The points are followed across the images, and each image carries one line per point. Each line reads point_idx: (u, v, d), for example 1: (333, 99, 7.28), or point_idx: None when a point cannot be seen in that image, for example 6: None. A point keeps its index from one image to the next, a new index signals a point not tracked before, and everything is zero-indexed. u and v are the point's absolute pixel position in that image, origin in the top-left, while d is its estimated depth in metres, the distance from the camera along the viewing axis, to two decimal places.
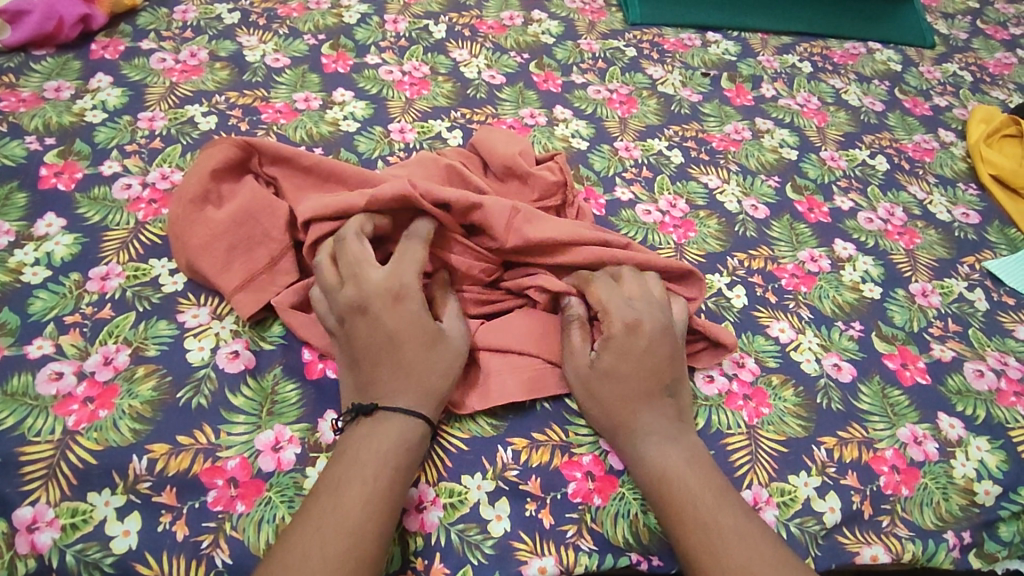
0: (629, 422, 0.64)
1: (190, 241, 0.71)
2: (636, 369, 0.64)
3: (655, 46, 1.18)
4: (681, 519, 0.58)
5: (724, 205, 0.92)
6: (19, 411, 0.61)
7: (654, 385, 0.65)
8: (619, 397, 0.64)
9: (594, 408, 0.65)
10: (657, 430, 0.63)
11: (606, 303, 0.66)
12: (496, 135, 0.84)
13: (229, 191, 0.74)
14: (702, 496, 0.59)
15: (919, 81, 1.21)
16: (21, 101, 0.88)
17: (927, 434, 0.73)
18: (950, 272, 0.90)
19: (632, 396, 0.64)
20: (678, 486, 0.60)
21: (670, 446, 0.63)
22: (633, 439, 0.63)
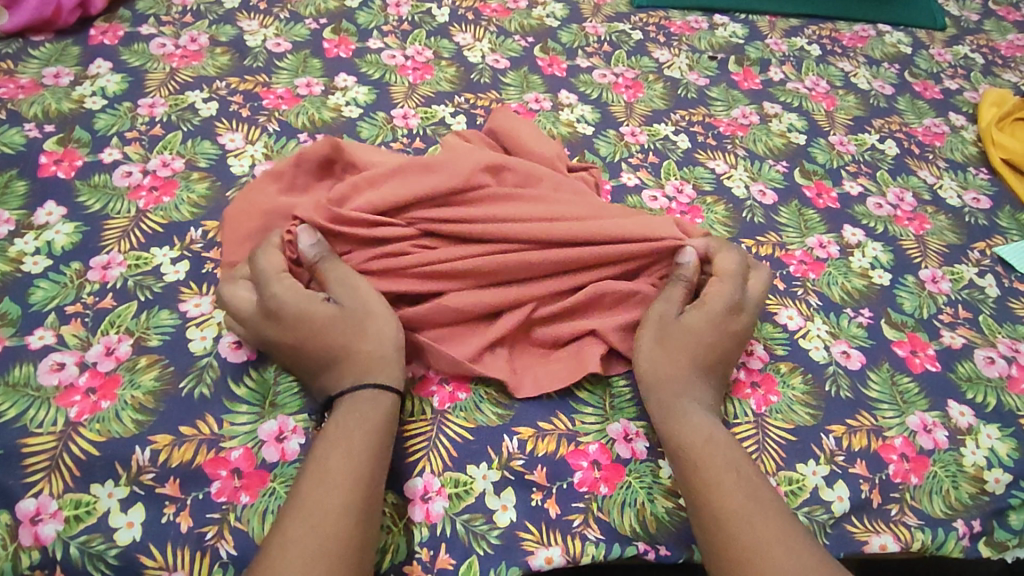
0: (680, 385, 0.64)
1: (239, 205, 0.73)
2: (714, 340, 0.66)
3: (661, 29, 1.16)
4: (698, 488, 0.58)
5: (732, 191, 0.91)
6: (21, 402, 0.61)
7: (716, 362, 0.66)
8: (679, 362, 0.65)
9: (649, 363, 0.65)
10: (705, 402, 0.64)
11: (728, 273, 0.69)
12: (524, 127, 0.82)
13: (302, 181, 0.75)
14: (735, 469, 0.58)
15: (930, 63, 1.19)
16: (20, 88, 0.87)
17: (937, 423, 0.72)
18: (960, 258, 0.89)
19: (692, 368, 0.65)
20: (714, 459, 0.59)
21: (712, 417, 0.63)
22: (679, 399, 0.63)
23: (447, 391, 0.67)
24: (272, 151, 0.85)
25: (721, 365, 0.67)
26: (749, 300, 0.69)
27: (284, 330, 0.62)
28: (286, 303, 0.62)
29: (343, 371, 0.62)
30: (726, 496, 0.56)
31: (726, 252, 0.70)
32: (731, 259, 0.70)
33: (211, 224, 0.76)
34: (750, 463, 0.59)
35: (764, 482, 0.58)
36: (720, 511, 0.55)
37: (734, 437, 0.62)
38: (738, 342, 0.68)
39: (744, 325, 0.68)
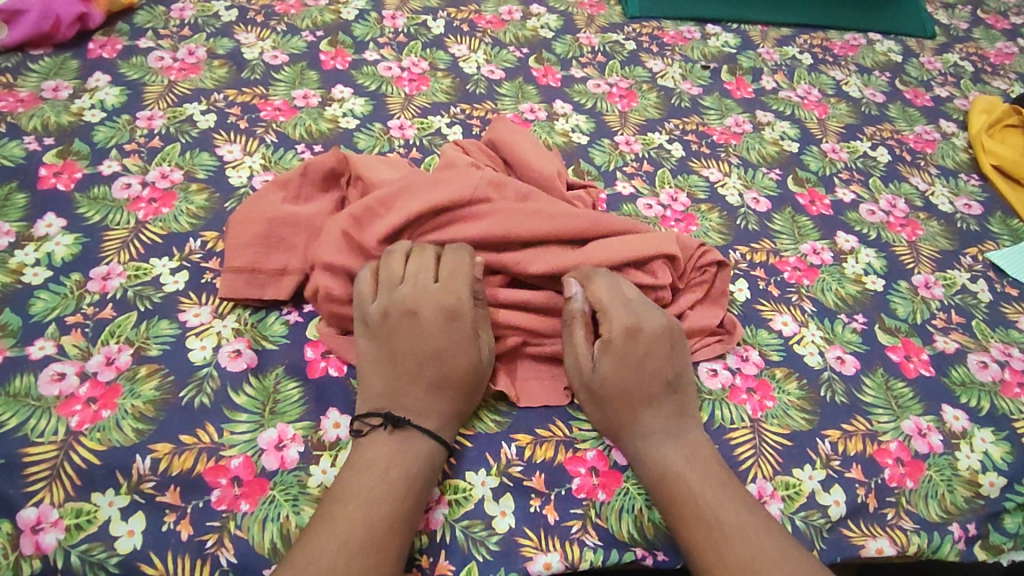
0: (630, 423, 0.64)
1: (243, 211, 0.73)
2: (637, 377, 0.64)
3: (655, 39, 1.17)
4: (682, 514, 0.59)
5: (726, 198, 0.92)
6: (21, 412, 0.61)
7: (655, 387, 0.64)
8: (617, 401, 0.64)
9: (596, 412, 0.65)
10: (658, 429, 0.64)
11: (605, 304, 0.65)
12: (522, 140, 0.83)
13: (307, 192, 0.77)
14: (702, 491, 0.60)
15: (920, 71, 1.21)
16: (19, 101, 0.87)
17: (932, 427, 0.73)
18: (952, 263, 0.90)
19: (634, 400, 0.64)
20: (678, 488, 0.60)
21: (671, 443, 0.63)
22: (633, 439, 0.64)
23: None
24: (270, 162, 0.86)
25: (657, 386, 0.65)
26: (643, 318, 0.66)
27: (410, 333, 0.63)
28: (425, 304, 0.64)
29: (459, 390, 0.63)
30: (697, 521, 0.58)
31: (597, 279, 0.66)
32: (602, 286, 0.66)
33: (210, 235, 0.77)
34: (717, 478, 0.61)
35: (737, 497, 0.60)
36: (693, 540, 0.58)
37: (703, 452, 0.63)
38: (662, 362, 0.65)
39: (650, 341, 0.65)
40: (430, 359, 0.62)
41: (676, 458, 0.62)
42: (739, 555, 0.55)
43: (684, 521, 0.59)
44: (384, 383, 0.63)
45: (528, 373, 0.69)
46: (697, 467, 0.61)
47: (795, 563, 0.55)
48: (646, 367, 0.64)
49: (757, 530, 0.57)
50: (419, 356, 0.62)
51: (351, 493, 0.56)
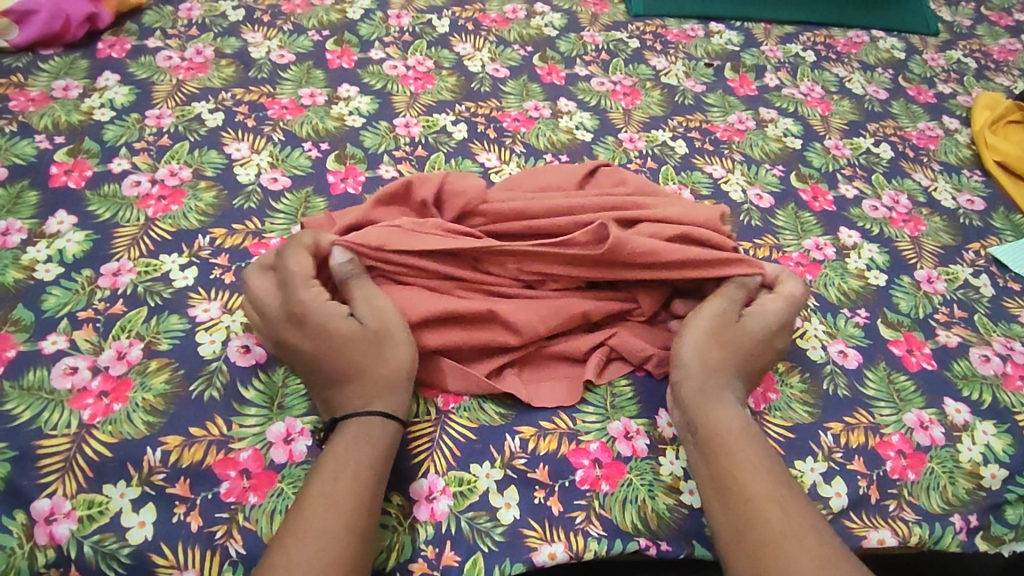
0: (722, 380, 0.64)
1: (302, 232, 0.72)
2: (751, 349, 0.67)
3: (658, 37, 1.18)
4: (736, 478, 0.57)
5: (729, 195, 0.93)
6: (35, 405, 0.62)
7: (745, 368, 0.66)
8: (734, 360, 0.66)
9: (694, 355, 0.65)
10: (740, 399, 0.64)
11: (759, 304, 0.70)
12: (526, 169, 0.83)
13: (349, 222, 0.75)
14: (761, 461, 0.59)
15: (923, 68, 1.21)
16: (30, 101, 0.89)
17: (933, 420, 0.73)
18: (955, 258, 0.90)
19: (733, 364, 0.65)
20: (735, 450, 0.59)
21: (742, 413, 0.63)
22: (721, 392, 0.64)
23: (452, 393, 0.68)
24: (277, 160, 0.87)
25: (747, 374, 0.67)
26: (755, 313, 0.69)
27: (305, 338, 0.62)
28: (312, 311, 0.62)
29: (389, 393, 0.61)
30: (740, 479, 0.57)
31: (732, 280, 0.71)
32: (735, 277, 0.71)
33: (219, 232, 0.78)
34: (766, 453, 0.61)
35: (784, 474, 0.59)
36: (750, 493, 0.56)
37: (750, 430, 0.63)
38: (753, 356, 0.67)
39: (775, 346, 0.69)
40: (329, 358, 0.62)
41: (741, 423, 0.61)
42: (793, 520, 0.54)
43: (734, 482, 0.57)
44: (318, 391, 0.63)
45: (540, 375, 0.70)
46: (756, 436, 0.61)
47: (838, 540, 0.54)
48: (760, 357, 0.68)
49: (803, 502, 0.57)
50: (317, 357, 0.62)
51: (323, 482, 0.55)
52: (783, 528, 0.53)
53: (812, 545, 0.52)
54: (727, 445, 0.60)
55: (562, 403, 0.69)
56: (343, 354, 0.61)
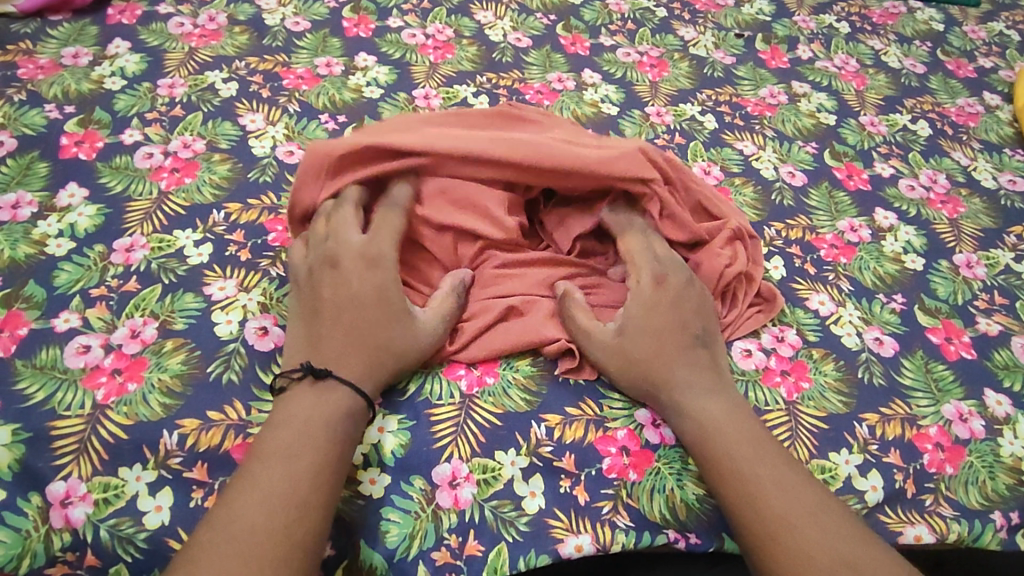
0: (665, 377, 0.63)
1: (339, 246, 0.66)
2: (662, 323, 0.65)
3: (686, 6, 1.14)
4: (720, 471, 0.58)
5: (760, 172, 0.89)
6: (49, 384, 0.61)
7: (682, 334, 0.65)
8: (655, 349, 0.64)
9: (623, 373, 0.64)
10: (694, 383, 0.63)
11: (631, 256, 0.68)
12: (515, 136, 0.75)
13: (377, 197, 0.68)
14: (737, 449, 0.59)
15: (963, 41, 1.16)
16: (39, 68, 0.86)
17: (973, 412, 0.70)
18: (996, 243, 0.87)
19: (665, 347, 0.64)
20: (713, 442, 0.60)
21: (706, 398, 0.62)
22: (667, 392, 0.63)
23: (476, 376, 0.66)
24: (293, 133, 0.84)
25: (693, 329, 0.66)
26: (671, 269, 0.67)
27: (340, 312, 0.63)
28: (346, 254, 0.64)
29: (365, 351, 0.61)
30: (732, 478, 0.57)
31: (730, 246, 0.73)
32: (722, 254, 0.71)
33: (234, 207, 0.76)
34: (756, 435, 0.60)
35: (774, 455, 0.59)
36: (729, 495, 0.57)
37: (740, 409, 0.62)
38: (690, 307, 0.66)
39: (676, 290, 0.66)
40: (349, 306, 0.62)
41: (702, 412, 0.61)
42: (770, 524, 0.54)
43: (722, 478, 0.58)
44: (306, 331, 0.63)
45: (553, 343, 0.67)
46: (723, 420, 0.61)
47: (832, 525, 0.54)
48: (670, 323, 0.65)
49: (796, 487, 0.57)
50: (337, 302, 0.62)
51: (272, 450, 0.54)
52: (757, 534, 0.55)
53: (793, 544, 0.53)
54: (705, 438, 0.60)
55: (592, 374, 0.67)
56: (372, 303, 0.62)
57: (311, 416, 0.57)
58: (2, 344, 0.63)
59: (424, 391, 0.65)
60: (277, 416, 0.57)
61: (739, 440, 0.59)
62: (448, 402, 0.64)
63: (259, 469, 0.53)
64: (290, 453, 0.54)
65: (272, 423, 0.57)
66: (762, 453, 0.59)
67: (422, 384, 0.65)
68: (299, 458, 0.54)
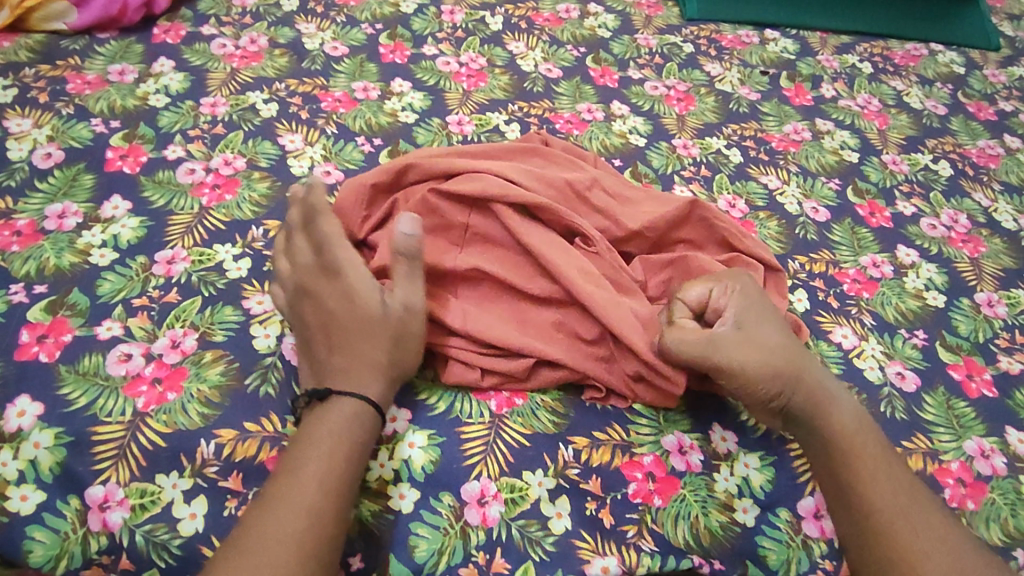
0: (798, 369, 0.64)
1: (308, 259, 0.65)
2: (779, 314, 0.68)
3: (712, 42, 1.16)
4: (858, 467, 0.61)
5: (784, 207, 0.91)
6: (91, 390, 0.62)
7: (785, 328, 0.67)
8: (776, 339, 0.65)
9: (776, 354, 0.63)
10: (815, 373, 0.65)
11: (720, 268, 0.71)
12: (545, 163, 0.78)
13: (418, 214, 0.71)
14: (888, 464, 0.61)
15: (984, 84, 1.18)
16: (87, 83, 0.89)
17: (995, 449, 0.71)
18: (1016, 283, 0.88)
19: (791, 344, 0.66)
20: (867, 447, 0.62)
21: (845, 406, 0.65)
22: (809, 383, 0.64)
23: (505, 397, 0.67)
24: (330, 153, 0.86)
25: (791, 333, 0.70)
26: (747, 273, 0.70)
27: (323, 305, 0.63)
28: (321, 273, 0.63)
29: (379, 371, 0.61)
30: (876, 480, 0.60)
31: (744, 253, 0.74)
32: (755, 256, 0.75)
33: (272, 223, 0.78)
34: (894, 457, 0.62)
35: (912, 477, 0.61)
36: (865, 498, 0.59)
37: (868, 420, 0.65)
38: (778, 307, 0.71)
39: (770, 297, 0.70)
40: (335, 325, 0.62)
41: (853, 418, 0.64)
42: (912, 548, 0.56)
43: (861, 463, 0.61)
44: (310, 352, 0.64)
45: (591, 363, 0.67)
46: (874, 430, 0.64)
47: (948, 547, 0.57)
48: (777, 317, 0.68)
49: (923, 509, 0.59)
50: (323, 322, 0.62)
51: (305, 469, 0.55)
52: (879, 556, 0.57)
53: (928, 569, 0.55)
54: (854, 443, 0.62)
55: (616, 402, 0.69)
56: (351, 318, 0.62)
57: (342, 443, 0.57)
58: (47, 349, 0.64)
59: (454, 410, 0.66)
60: (307, 432, 0.58)
61: (880, 453, 0.62)
62: (477, 421, 0.65)
63: (292, 486, 0.54)
64: (324, 477, 0.55)
65: (302, 439, 0.57)
66: (899, 476, 0.61)
67: (452, 403, 0.66)
68: (332, 480, 0.55)
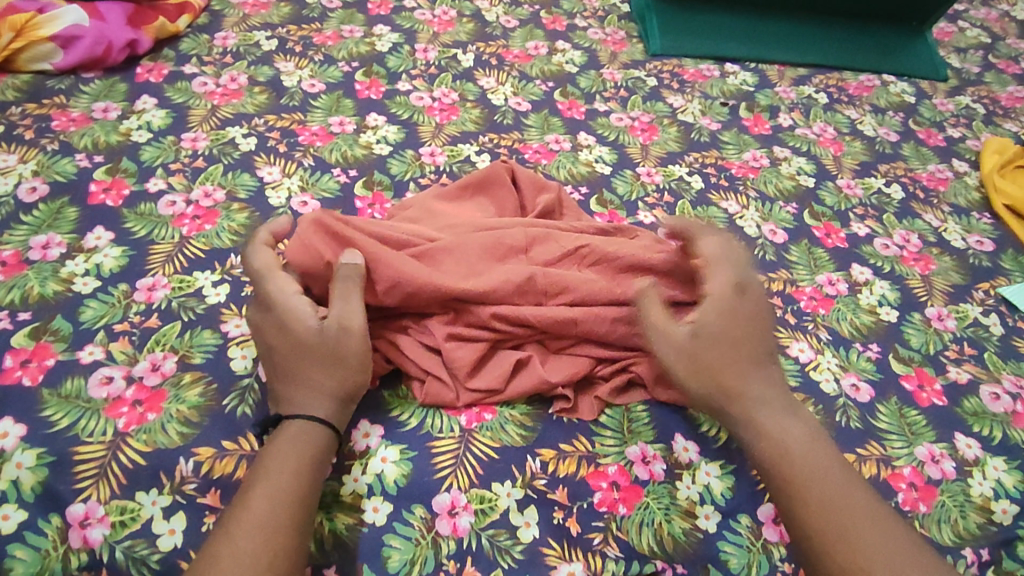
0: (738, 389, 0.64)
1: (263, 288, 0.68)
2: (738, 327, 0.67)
3: (675, 76, 1.22)
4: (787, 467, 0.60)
5: (744, 230, 0.95)
6: (73, 412, 0.64)
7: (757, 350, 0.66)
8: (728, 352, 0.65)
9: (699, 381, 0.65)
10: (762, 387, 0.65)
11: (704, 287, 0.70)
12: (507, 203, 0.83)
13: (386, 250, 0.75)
14: (820, 463, 0.60)
15: (933, 112, 1.24)
16: (71, 121, 0.92)
17: (945, 454, 0.74)
18: (965, 297, 0.93)
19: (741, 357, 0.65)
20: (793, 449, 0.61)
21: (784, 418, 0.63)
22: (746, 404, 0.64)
23: (475, 412, 0.70)
24: (307, 184, 0.90)
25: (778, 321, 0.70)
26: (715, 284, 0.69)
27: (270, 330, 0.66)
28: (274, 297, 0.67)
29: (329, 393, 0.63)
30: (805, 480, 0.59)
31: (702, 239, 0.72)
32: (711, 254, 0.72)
33: None
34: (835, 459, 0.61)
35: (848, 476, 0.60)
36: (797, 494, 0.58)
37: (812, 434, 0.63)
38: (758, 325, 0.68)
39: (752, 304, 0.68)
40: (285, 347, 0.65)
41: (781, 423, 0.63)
42: (832, 534, 0.55)
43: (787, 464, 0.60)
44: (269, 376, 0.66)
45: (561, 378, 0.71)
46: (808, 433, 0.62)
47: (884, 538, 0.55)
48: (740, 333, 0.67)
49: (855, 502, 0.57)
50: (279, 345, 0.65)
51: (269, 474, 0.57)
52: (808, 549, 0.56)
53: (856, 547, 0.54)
54: (781, 447, 0.61)
55: (583, 416, 0.71)
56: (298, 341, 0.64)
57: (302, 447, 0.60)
58: (30, 373, 0.66)
59: (425, 425, 0.69)
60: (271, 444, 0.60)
61: (813, 455, 0.61)
62: (448, 436, 0.68)
63: (260, 491, 0.56)
64: (273, 494, 0.56)
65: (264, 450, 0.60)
66: (829, 474, 0.59)
67: (424, 419, 0.69)
68: (297, 480, 0.57)
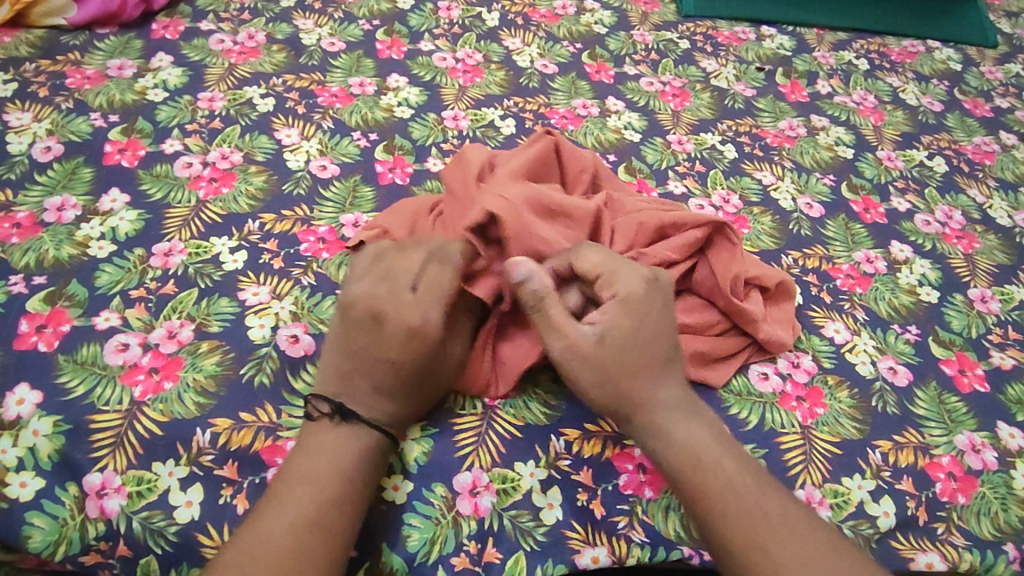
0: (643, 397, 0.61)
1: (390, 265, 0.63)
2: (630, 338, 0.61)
3: (709, 38, 1.17)
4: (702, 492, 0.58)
5: (778, 203, 0.91)
6: (89, 379, 0.63)
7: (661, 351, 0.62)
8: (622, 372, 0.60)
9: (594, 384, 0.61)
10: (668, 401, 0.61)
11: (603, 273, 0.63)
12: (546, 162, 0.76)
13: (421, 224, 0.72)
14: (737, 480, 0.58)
15: (980, 81, 1.18)
16: (86, 78, 0.90)
17: (986, 443, 0.72)
18: (1010, 278, 0.89)
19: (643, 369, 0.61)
20: (708, 472, 0.58)
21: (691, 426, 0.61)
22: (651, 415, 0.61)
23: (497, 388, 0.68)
24: (327, 148, 0.87)
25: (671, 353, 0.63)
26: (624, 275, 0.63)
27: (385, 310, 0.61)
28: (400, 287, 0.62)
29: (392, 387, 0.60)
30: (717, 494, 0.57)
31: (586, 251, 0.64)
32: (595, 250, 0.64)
33: (269, 217, 0.78)
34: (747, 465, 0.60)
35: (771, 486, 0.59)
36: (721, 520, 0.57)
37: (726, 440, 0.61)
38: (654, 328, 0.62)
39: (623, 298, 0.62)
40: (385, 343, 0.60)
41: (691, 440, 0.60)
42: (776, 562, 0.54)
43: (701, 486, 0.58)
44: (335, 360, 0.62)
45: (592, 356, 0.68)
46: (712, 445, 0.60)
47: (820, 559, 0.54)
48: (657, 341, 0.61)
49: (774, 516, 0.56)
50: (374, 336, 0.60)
51: (297, 475, 0.57)
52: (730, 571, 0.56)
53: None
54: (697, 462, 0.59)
55: None
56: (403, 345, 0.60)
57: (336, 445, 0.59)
58: (46, 339, 0.65)
59: (447, 401, 0.67)
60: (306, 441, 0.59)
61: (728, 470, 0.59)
62: (470, 413, 0.66)
63: (285, 491, 0.55)
64: (293, 501, 0.55)
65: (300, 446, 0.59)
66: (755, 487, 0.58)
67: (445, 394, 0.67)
68: (325, 480, 0.56)
